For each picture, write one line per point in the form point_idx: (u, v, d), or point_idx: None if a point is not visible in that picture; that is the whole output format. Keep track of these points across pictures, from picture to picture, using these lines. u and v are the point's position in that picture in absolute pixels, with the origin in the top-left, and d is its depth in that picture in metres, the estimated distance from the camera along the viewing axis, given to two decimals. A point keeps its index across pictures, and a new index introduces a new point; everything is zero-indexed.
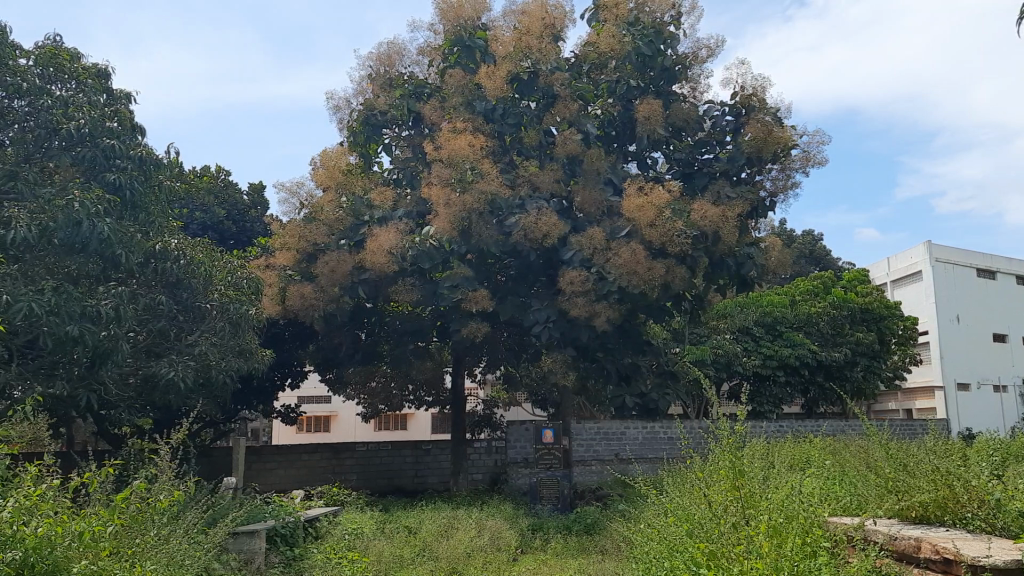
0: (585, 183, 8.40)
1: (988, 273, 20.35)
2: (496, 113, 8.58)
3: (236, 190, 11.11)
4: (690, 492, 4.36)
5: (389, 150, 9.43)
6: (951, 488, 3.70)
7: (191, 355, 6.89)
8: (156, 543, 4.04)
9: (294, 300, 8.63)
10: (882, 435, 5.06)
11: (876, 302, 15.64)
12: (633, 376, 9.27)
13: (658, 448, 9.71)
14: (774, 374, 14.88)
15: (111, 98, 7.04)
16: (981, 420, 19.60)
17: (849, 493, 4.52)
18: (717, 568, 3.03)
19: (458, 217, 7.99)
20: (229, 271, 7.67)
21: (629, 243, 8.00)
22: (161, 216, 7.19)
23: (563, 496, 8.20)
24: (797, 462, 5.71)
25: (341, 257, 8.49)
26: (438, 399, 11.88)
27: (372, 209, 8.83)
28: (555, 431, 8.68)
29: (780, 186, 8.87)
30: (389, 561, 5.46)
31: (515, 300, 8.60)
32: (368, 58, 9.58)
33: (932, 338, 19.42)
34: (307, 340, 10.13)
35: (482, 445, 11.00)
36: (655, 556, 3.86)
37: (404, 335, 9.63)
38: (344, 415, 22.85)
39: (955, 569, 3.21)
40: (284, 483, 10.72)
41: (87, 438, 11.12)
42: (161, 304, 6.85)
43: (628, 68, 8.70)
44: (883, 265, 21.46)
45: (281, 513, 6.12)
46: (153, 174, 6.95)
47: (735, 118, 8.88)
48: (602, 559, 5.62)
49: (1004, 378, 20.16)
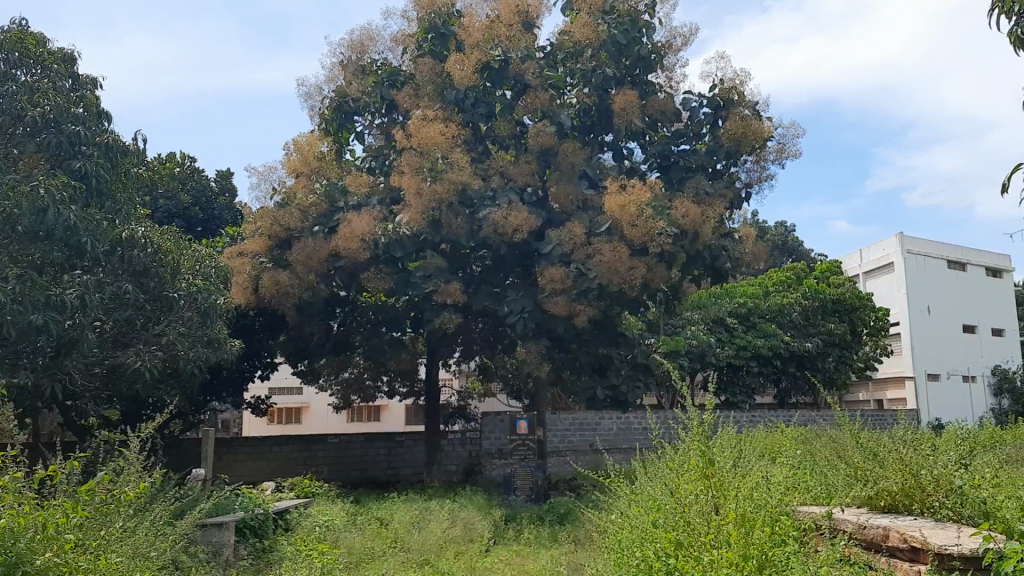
0: (561, 176, 8.39)
1: (957, 266, 20.66)
2: (467, 102, 8.57)
3: (205, 176, 10.94)
4: (660, 481, 4.34)
5: (362, 138, 9.33)
6: (917, 478, 3.72)
7: (160, 345, 6.88)
8: (122, 537, 3.93)
9: (268, 288, 8.55)
10: (853, 423, 5.11)
11: (849, 293, 15.78)
12: (607, 367, 9.26)
13: (632, 438, 9.80)
14: (747, 364, 14.98)
15: (76, 83, 6.84)
16: (950, 410, 19.77)
17: (820, 483, 4.51)
18: (688, 559, 3.05)
19: (430, 207, 7.95)
20: (197, 259, 7.52)
21: (610, 239, 8.00)
22: (129, 203, 7.06)
23: (537, 488, 8.26)
24: (770, 450, 5.75)
25: (315, 244, 8.40)
26: (413, 391, 11.71)
27: (347, 195, 8.73)
28: (529, 422, 8.66)
29: (755, 179, 9.07)
30: (360, 553, 5.48)
31: (490, 290, 8.58)
32: (339, 45, 9.44)
33: (902, 330, 19.72)
34: (279, 330, 10.02)
35: (456, 436, 11.05)
36: (625, 545, 3.85)
37: (379, 325, 9.57)
38: (318, 407, 22.72)
39: (922, 558, 3.23)
40: (254, 475, 10.69)
41: (54, 428, 10.98)
42: (128, 293, 6.61)
43: (604, 57, 8.64)
44: (855, 256, 21.67)
45: (251, 505, 6.04)
46: (120, 161, 6.80)
47: (714, 110, 8.83)
48: (574, 549, 5.61)
49: (973, 368, 20.32)
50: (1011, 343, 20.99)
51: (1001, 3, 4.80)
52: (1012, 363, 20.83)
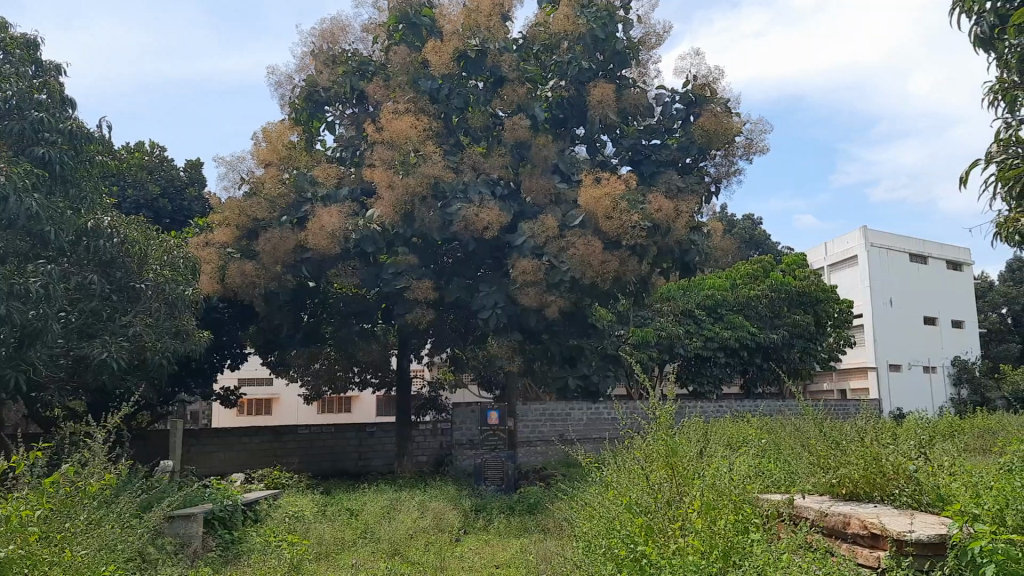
0: (534, 169, 8.42)
1: (919, 259, 21.08)
2: (442, 93, 8.52)
3: (173, 166, 10.82)
4: (628, 471, 4.42)
5: (333, 128, 9.28)
6: (877, 462, 3.83)
7: (126, 337, 6.77)
8: (87, 528, 3.91)
9: (235, 278, 8.47)
10: (817, 413, 5.20)
11: (814, 286, 16.07)
12: (578, 358, 9.29)
13: (601, 429, 9.85)
14: (714, 355, 15.11)
15: (39, 69, 6.71)
16: (910, 400, 20.19)
17: (784, 471, 4.61)
18: (655, 546, 3.14)
19: (401, 200, 7.94)
20: (165, 250, 7.43)
21: (583, 233, 8.06)
22: (94, 192, 6.95)
23: (508, 477, 8.28)
24: (735, 439, 5.85)
25: (282, 235, 8.35)
26: (383, 381, 11.71)
27: (315, 185, 8.68)
28: (500, 413, 8.72)
29: (723, 173, 9.18)
30: (330, 544, 5.51)
31: (462, 282, 8.60)
32: (310, 34, 9.36)
33: (866, 322, 20.07)
34: (248, 321, 9.95)
35: (427, 427, 11.08)
36: (593, 532, 3.93)
37: (348, 317, 9.54)
38: (287, 398, 22.59)
39: (881, 544, 3.31)
40: (224, 467, 10.67)
41: (17, 421, 10.81)
42: (93, 285, 6.56)
43: (579, 50, 8.65)
44: (820, 250, 22.03)
45: (220, 496, 6.00)
46: (84, 149, 6.69)
47: (686, 105, 8.95)
48: (544, 539, 5.67)
49: (933, 359, 20.74)
50: (971, 334, 21.39)
51: (962, 3, 4.94)
52: (973, 354, 21.15)
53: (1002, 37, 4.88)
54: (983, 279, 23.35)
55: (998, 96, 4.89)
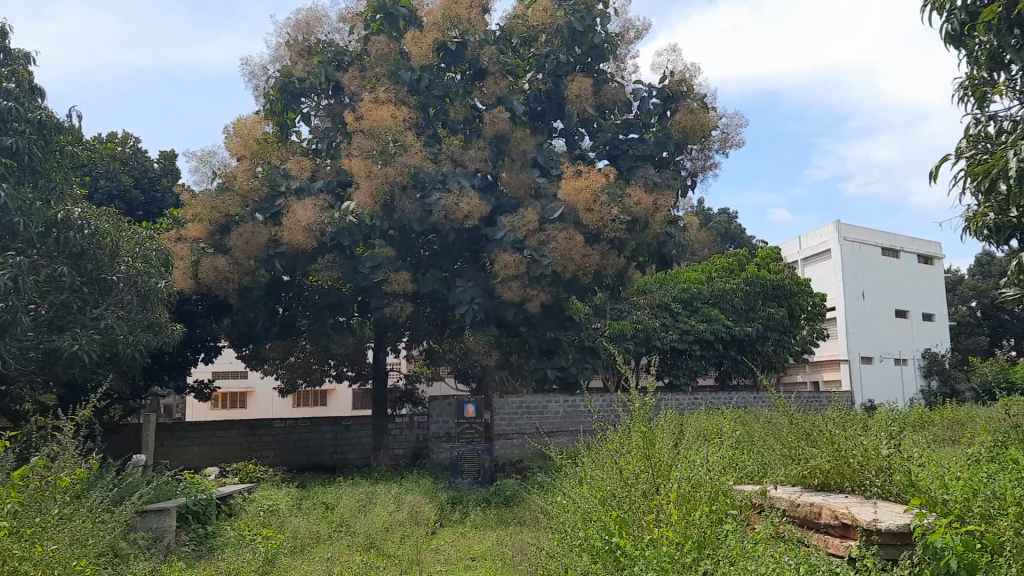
0: (513, 163, 8.42)
1: (891, 253, 21.33)
2: (422, 84, 8.49)
3: (145, 156, 10.68)
4: (604, 463, 4.46)
5: (309, 120, 9.20)
6: (845, 453, 3.89)
7: (98, 329, 6.65)
8: (58, 523, 3.86)
9: (207, 273, 8.38)
10: (790, 405, 5.26)
11: (788, 279, 16.20)
12: (556, 350, 9.31)
13: (578, 421, 9.84)
14: (690, 348, 15.23)
15: (7, 57, 6.58)
16: (881, 392, 20.46)
17: (757, 462, 4.67)
18: (629, 536, 3.19)
19: (381, 190, 7.90)
20: (137, 242, 7.32)
21: (563, 226, 8.09)
22: (64, 182, 6.84)
23: (484, 470, 8.35)
24: (710, 430, 5.92)
25: (254, 229, 8.28)
26: (360, 374, 11.67)
27: (289, 178, 8.63)
28: (477, 406, 8.71)
29: (699, 167, 9.25)
30: (305, 538, 5.49)
31: (439, 275, 8.57)
32: (285, 24, 9.26)
33: (839, 314, 20.26)
34: (222, 314, 9.86)
35: (403, 420, 11.05)
36: (569, 522, 3.97)
37: (323, 310, 9.49)
38: (262, 392, 22.45)
39: (852, 534, 3.35)
40: (198, 460, 10.59)
41: None
42: (64, 277, 6.51)
43: (558, 43, 8.65)
44: (795, 243, 22.22)
45: (194, 490, 5.95)
46: (54, 138, 6.57)
47: (663, 100, 8.98)
48: (520, 530, 5.69)
49: (904, 351, 21.03)
50: (942, 327, 21.70)
51: (932, 1, 4.96)
52: (942, 347, 21.52)
53: (972, 35, 4.88)
54: (953, 272, 23.68)
55: (966, 93, 4.95)
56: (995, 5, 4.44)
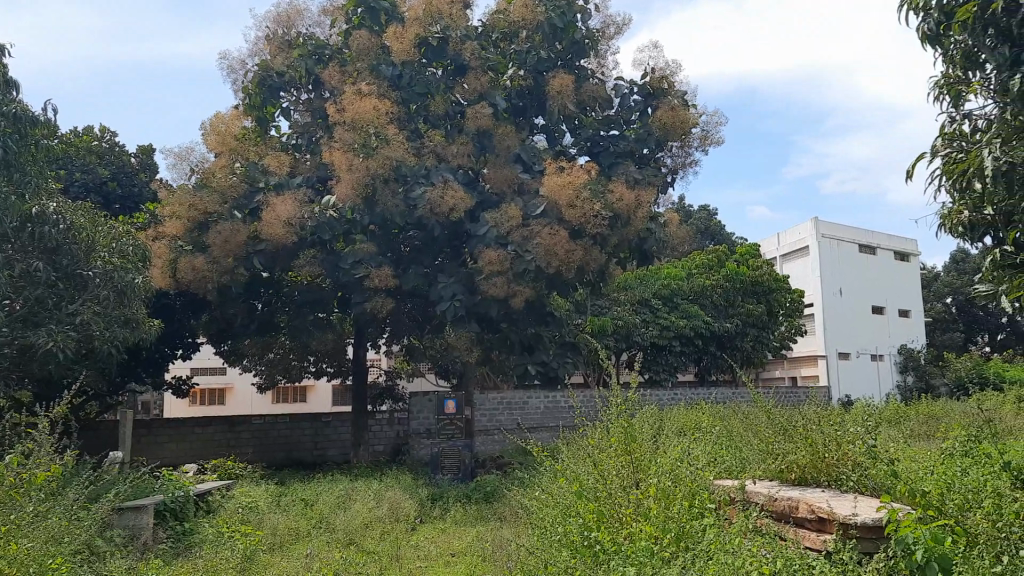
0: (495, 159, 8.41)
1: (869, 250, 21.52)
2: (403, 79, 8.55)
3: (122, 151, 10.58)
4: (583, 458, 4.48)
5: (288, 114, 9.14)
6: (822, 448, 3.93)
7: (73, 325, 6.62)
8: (33, 520, 3.83)
9: (185, 272, 8.30)
10: (768, 401, 5.29)
11: (767, 275, 16.28)
12: (536, 346, 9.33)
13: (558, 417, 9.84)
14: (670, 344, 15.28)
15: None
16: (858, 387, 20.66)
17: (735, 458, 4.70)
18: (608, 531, 3.22)
19: (362, 183, 7.86)
20: (114, 237, 7.24)
21: (545, 222, 8.09)
22: (39, 176, 6.75)
23: (464, 466, 8.29)
24: (689, 425, 5.94)
25: (233, 227, 8.21)
26: (340, 371, 11.63)
27: (268, 174, 8.57)
28: (457, 402, 8.68)
29: (679, 164, 9.29)
30: (284, 535, 5.47)
31: (420, 271, 8.55)
32: (265, 18, 9.21)
33: (817, 310, 20.46)
34: (200, 310, 9.78)
35: (383, 417, 11.04)
36: (549, 517, 3.98)
37: (303, 306, 9.44)
38: (241, 388, 22.32)
39: (828, 528, 3.38)
40: (176, 457, 10.47)
41: None
42: (39, 272, 6.44)
43: (538, 39, 8.66)
44: (773, 240, 22.38)
45: (171, 487, 5.91)
46: (29, 132, 6.48)
47: (644, 97, 9.02)
48: (499, 526, 5.70)
49: (881, 347, 21.23)
50: (917, 324, 21.95)
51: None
52: (918, 343, 21.73)
53: (949, 33, 4.87)
54: (929, 270, 23.96)
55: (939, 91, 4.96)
56: (968, 6, 4.42)
